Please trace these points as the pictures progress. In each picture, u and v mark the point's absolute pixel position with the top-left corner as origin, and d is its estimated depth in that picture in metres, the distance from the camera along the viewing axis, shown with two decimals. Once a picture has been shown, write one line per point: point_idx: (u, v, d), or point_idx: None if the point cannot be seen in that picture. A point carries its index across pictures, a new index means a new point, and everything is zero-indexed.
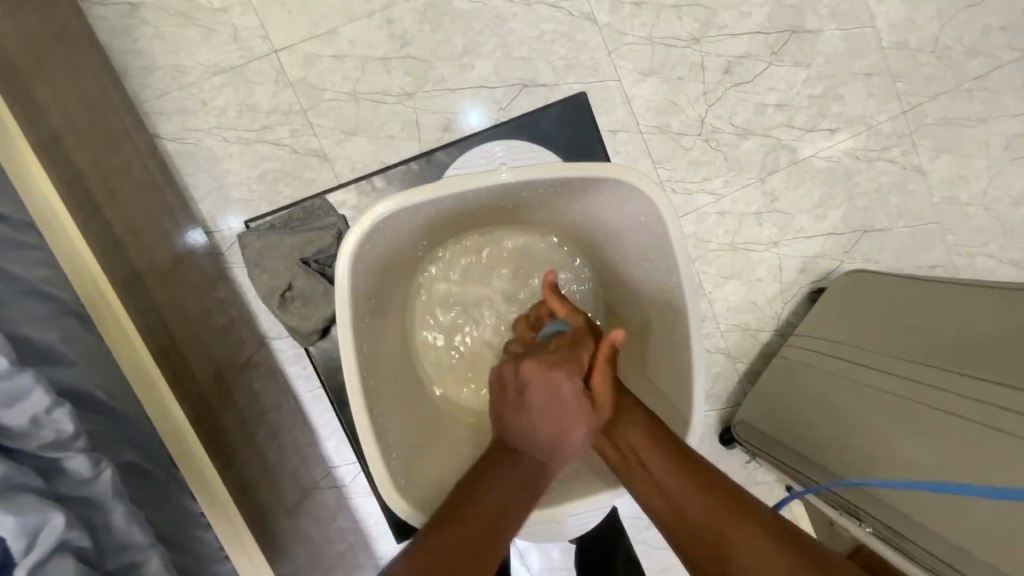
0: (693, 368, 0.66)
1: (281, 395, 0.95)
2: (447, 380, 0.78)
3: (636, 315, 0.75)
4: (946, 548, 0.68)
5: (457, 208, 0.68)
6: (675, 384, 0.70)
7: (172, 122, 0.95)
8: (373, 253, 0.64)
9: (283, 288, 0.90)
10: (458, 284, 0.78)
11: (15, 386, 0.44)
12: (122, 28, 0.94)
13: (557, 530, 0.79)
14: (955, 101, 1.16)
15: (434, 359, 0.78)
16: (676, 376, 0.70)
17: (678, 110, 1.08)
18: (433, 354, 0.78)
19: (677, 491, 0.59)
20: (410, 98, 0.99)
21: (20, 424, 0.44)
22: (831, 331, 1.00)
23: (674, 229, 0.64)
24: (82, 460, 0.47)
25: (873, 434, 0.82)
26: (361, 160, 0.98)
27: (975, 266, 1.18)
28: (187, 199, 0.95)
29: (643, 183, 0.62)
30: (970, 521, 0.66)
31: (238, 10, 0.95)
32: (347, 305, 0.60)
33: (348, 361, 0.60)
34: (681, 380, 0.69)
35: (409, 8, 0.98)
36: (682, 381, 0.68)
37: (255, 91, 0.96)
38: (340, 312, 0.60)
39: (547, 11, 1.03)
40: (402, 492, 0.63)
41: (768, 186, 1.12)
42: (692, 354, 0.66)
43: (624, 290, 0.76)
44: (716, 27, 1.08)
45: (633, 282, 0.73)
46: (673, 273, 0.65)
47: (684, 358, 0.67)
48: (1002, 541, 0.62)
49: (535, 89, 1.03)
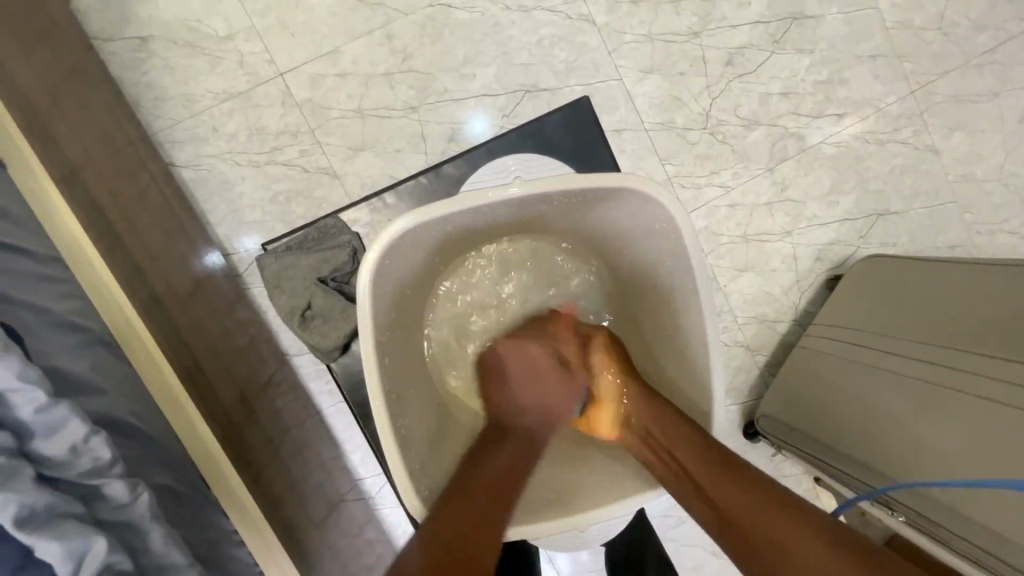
0: (709, 365, 0.66)
1: (305, 411, 0.97)
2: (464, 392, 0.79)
3: (650, 321, 0.75)
4: (980, 532, 0.67)
5: (471, 221, 0.68)
6: (693, 381, 0.69)
7: (185, 150, 0.97)
8: (390, 271, 0.65)
9: (303, 307, 0.92)
10: (471, 296, 0.79)
11: (52, 418, 0.45)
12: (133, 61, 0.96)
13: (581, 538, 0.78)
14: (964, 77, 1.14)
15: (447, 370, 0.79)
16: (693, 376, 0.69)
17: (682, 105, 1.07)
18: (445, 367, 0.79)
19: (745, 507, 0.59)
20: (414, 111, 1.00)
21: (59, 454, 0.46)
22: (850, 319, 0.99)
23: (689, 234, 0.64)
24: (120, 485, 0.48)
25: (898, 420, 0.81)
26: (369, 175, 0.99)
27: (996, 244, 1.15)
28: (204, 223, 0.97)
29: (656, 190, 0.63)
30: (995, 500, 0.66)
31: (242, 36, 0.97)
32: (368, 322, 0.60)
33: (369, 376, 0.60)
34: (698, 379, 0.68)
35: (409, 22, 1.00)
36: (699, 378, 0.68)
37: (264, 114, 0.98)
38: (362, 329, 0.60)
39: (545, 16, 1.03)
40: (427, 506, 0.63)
41: (778, 175, 1.11)
42: (713, 356, 0.65)
43: (639, 296, 0.76)
44: (715, 19, 1.08)
45: (647, 284, 0.73)
46: (687, 279, 0.65)
47: (702, 362, 0.67)
48: None
49: (537, 93, 1.03)
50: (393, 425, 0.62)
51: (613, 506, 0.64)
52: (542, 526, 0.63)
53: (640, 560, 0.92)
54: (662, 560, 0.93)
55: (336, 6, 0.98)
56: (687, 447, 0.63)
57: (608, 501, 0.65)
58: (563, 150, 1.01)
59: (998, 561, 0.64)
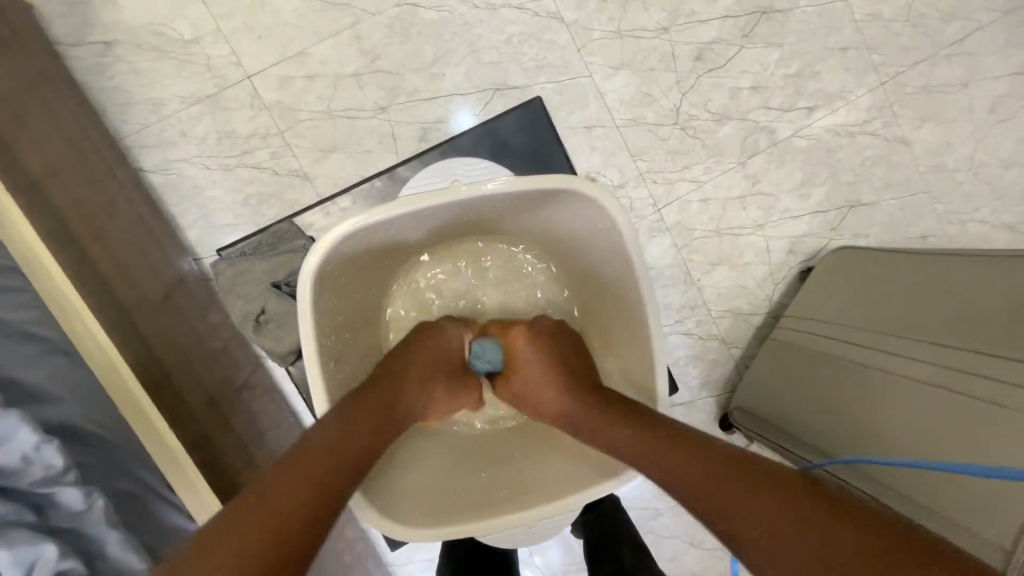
0: (655, 359, 0.67)
1: (280, 413, 0.97)
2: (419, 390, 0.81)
3: (602, 319, 0.77)
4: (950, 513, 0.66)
5: (417, 224, 0.70)
6: (641, 372, 0.71)
7: (154, 154, 0.97)
8: (334, 274, 0.67)
9: (257, 313, 0.91)
10: (430, 298, 0.80)
11: (1, 429, 0.46)
12: (99, 66, 0.96)
13: (532, 538, 0.78)
14: (934, 68, 1.15)
15: None
16: (640, 367, 0.70)
17: (653, 101, 1.08)
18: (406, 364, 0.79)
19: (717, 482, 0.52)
20: (383, 111, 1.00)
21: (10, 463, 0.46)
22: (824, 311, 1.00)
23: (628, 231, 0.65)
24: (74, 493, 0.48)
25: (868, 408, 0.81)
26: (341, 176, 0.99)
27: (967, 233, 1.17)
28: (175, 228, 0.97)
29: (595, 191, 0.64)
30: (963, 500, 0.64)
31: (209, 40, 0.97)
32: (310, 326, 0.63)
33: (312, 378, 0.63)
34: (648, 369, 0.69)
35: (377, 22, 0.99)
36: (647, 368, 0.69)
37: (233, 117, 0.98)
38: (304, 333, 0.63)
39: (513, 14, 1.03)
40: (382, 509, 0.66)
41: (750, 169, 1.12)
42: (656, 350, 0.67)
43: (591, 293, 0.77)
44: (685, 14, 1.08)
45: (600, 281, 0.74)
46: (629, 277, 0.67)
47: (647, 355, 0.68)
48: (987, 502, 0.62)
49: (508, 92, 1.03)
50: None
51: (557, 503, 0.68)
52: (490, 521, 0.67)
53: (617, 537, 0.92)
54: (634, 536, 0.93)
55: (302, 8, 0.98)
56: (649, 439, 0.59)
57: (550, 498, 0.69)
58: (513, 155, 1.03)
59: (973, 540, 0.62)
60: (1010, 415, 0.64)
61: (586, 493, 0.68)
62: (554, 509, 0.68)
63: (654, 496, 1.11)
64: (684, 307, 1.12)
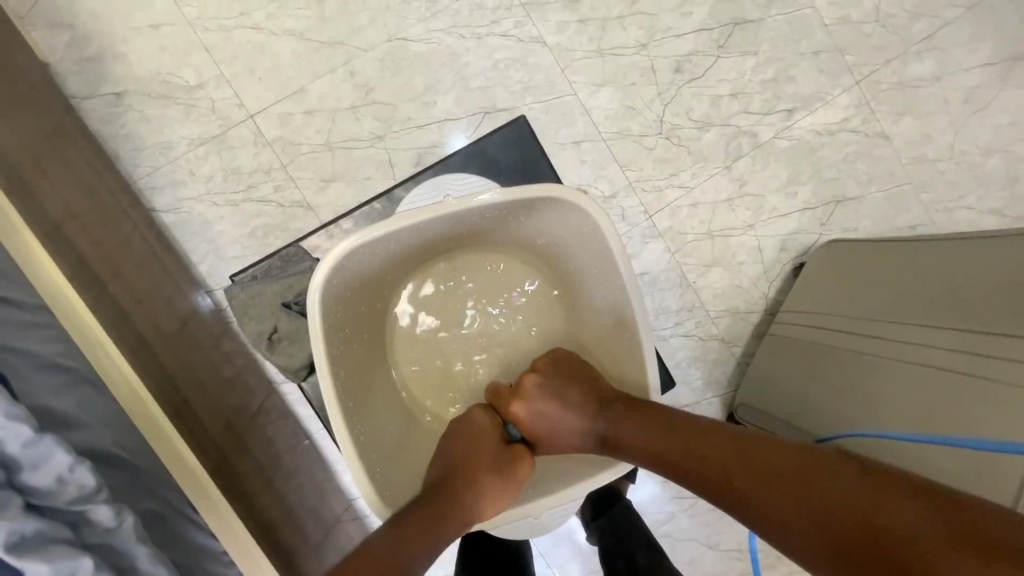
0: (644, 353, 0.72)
1: (294, 437, 1.00)
2: (428, 396, 0.83)
3: (593, 320, 0.81)
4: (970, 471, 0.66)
5: (414, 239, 0.74)
6: (633, 363, 0.75)
7: (165, 194, 1.02)
8: (340, 289, 0.71)
9: (270, 331, 0.98)
10: (427, 319, 0.84)
11: (40, 452, 0.50)
12: (111, 115, 1.02)
13: (528, 531, 0.80)
14: (906, 65, 1.19)
15: (414, 373, 0.83)
16: (633, 357, 0.75)
17: (637, 113, 1.13)
18: (410, 369, 0.83)
19: (788, 477, 0.55)
20: (381, 140, 1.05)
21: (46, 483, 0.50)
22: (816, 305, 1.03)
23: (610, 229, 0.70)
24: (105, 511, 0.52)
25: (867, 395, 0.83)
26: (342, 204, 1.04)
27: (954, 220, 1.20)
28: (188, 264, 1.01)
29: (575, 195, 0.70)
30: (974, 468, 0.65)
31: (213, 84, 1.03)
32: (320, 336, 0.67)
33: (325, 386, 0.67)
34: (638, 360, 0.74)
35: (369, 58, 1.05)
36: (637, 357, 0.74)
37: (238, 154, 1.03)
38: (315, 344, 0.67)
39: (498, 41, 1.09)
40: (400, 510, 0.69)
41: (736, 172, 1.16)
42: (645, 340, 0.71)
43: (580, 296, 0.81)
44: (661, 30, 1.13)
45: (588, 283, 0.79)
46: (616, 272, 0.72)
47: (638, 346, 0.73)
48: (997, 469, 0.63)
49: (496, 114, 1.08)
50: (351, 430, 0.68)
51: (567, 491, 0.72)
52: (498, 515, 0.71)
53: (628, 537, 0.93)
54: (645, 533, 0.94)
55: (299, 50, 1.04)
56: (712, 454, 0.62)
57: (561, 488, 0.73)
58: (502, 171, 1.07)
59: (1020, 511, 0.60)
60: (1010, 388, 0.65)
61: (585, 483, 0.72)
62: (565, 497, 0.72)
63: (666, 498, 1.12)
64: (682, 309, 1.15)
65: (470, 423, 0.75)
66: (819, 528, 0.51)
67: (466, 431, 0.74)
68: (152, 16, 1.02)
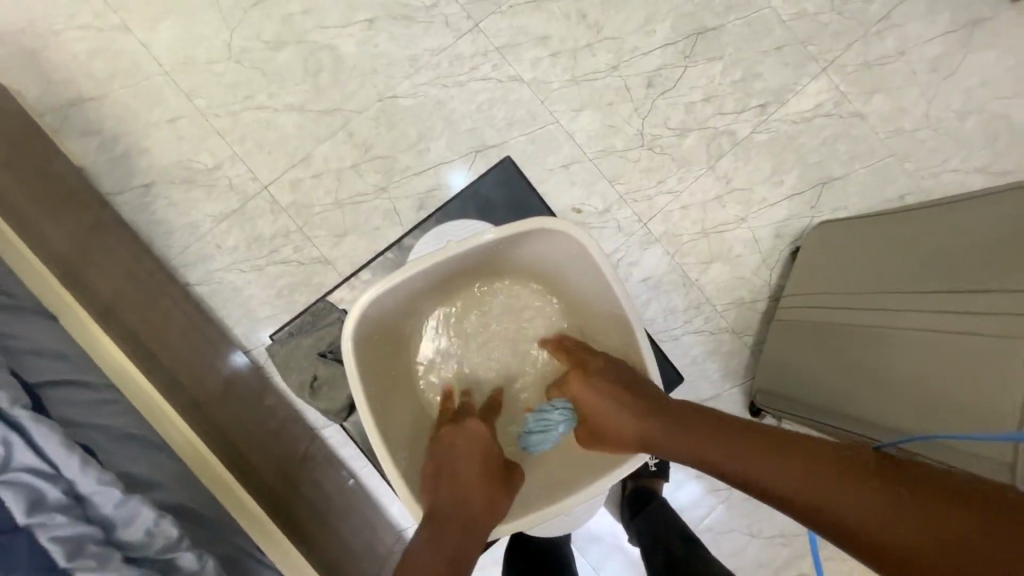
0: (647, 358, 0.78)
1: (340, 477, 1.06)
2: None
3: (600, 334, 0.86)
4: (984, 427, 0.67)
5: (428, 281, 0.82)
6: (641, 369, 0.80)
7: (197, 269, 1.11)
8: (368, 334, 0.79)
9: (310, 381, 1.02)
10: (444, 350, 0.89)
11: (129, 510, 0.62)
12: (141, 205, 1.12)
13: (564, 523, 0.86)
14: (867, 46, 1.25)
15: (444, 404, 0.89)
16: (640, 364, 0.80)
17: (618, 130, 1.20)
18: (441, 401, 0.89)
19: (825, 484, 0.57)
20: (384, 190, 1.14)
21: (139, 537, 0.61)
22: (819, 285, 1.06)
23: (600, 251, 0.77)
24: (189, 556, 0.62)
25: (879, 365, 0.85)
26: (357, 254, 1.12)
27: (942, 183, 1.24)
28: (224, 330, 1.10)
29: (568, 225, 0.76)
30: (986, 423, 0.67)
31: (228, 164, 1.13)
32: (357, 379, 0.74)
33: (367, 424, 0.74)
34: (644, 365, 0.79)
35: (364, 118, 1.15)
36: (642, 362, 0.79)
37: (258, 223, 1.12)
38: (354, 386, 0.74)
39: (479, 84, 1.17)
40: None
41: (720, 170, 1.21)
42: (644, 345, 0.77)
43: (585, 313, 0.87)
44: (629, 51, 1.21)
45: (590, 300, 0.85)
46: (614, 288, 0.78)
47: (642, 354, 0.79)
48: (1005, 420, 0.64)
49: (486, 151, 1.17)
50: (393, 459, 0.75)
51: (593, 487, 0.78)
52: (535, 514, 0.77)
53: (668, 532, 0.96)
54: (682, 528, 0.97)
55: (300, 121, 1.14)
56: (756, 458, 0.64)
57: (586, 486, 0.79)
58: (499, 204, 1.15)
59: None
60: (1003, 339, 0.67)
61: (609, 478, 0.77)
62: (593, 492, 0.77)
63: (702, 493, 1.15)
64: (689, 307, 1.19)
65: (468, 434, 0.79)
66: (869, 527, 0.53)
67: (466, 442, 0.78)
68: (167, 112, 1.13)
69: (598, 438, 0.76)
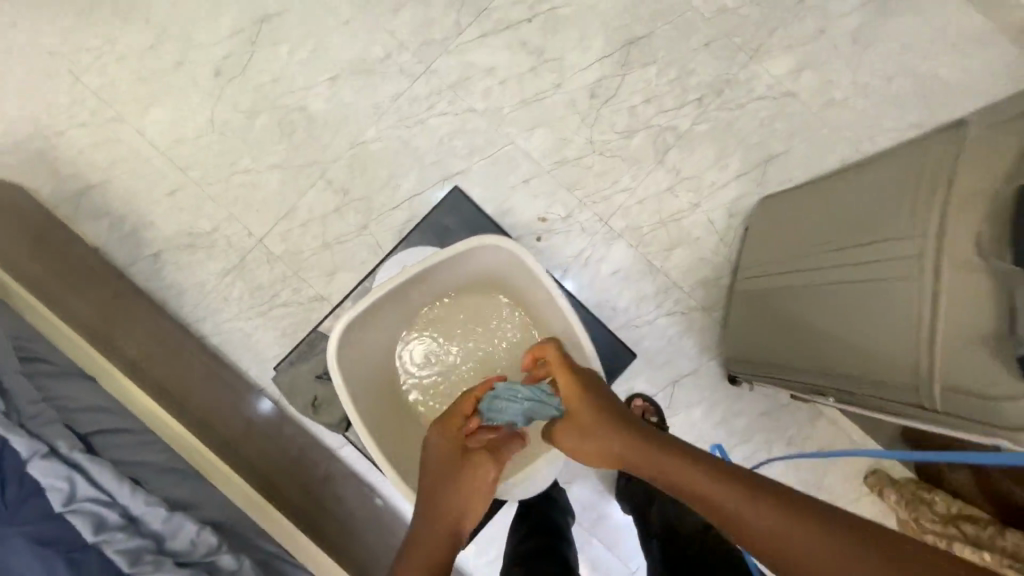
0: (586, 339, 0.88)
1: (360, 490, 1.16)
2: None
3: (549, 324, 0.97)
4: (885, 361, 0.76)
5: (387, 306, 0.93)
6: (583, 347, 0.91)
7: (208, 322, 1.23)
8: (346, 362, 0.90)
9: (311, 400, 1.17)
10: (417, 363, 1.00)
11: (175, 526, 0.82)
12: (153, 273, 1.25)
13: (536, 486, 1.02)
14: (789, 29, 1.35)
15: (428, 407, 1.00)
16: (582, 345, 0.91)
17: (569, 142, 1.31)
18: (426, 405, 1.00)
19: (783, 530, 0.63)
20: (366, 227, 1.26)
21: (185, 545, 0.82)
22: (755, 258, 1.16)
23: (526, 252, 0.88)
24: (226, 556, 0.83)
25: (802, 322, 0.93)
26: (349, 288, 1.24)
27: (877, 144, 1.32)
28: (240, 373, 1.21)
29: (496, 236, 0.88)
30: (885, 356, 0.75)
31: (224, 224, 1.26)
32: (345, 402, 0.85)
33: (360, 437, 0.85)
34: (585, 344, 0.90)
35: (339, 166, 1.27)
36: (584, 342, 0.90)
37: (257, 273, 1.24)
38: (343, 409, 0.85)
39: (438, 120, 1.29)
40: None
41: (669, 163, 1.31)
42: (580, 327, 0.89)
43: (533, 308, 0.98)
44: (569, 69, 1.32)
45: (534, 297, 0.96)
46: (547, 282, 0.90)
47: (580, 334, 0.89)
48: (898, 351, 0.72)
49: (453, 178, 1.28)
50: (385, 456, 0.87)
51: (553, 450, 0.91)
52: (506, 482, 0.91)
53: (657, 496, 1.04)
54: None
55: (283, 177, 1.27)
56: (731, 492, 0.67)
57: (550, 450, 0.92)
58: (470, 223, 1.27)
59: (985, 427, 0.64)
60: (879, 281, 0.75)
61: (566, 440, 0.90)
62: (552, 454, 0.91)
63: None
64: (658, 292, 1.29)
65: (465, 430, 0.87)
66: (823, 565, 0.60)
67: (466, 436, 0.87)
68: (165, 187, 1.26)
69: (578, 438, 0.81)
